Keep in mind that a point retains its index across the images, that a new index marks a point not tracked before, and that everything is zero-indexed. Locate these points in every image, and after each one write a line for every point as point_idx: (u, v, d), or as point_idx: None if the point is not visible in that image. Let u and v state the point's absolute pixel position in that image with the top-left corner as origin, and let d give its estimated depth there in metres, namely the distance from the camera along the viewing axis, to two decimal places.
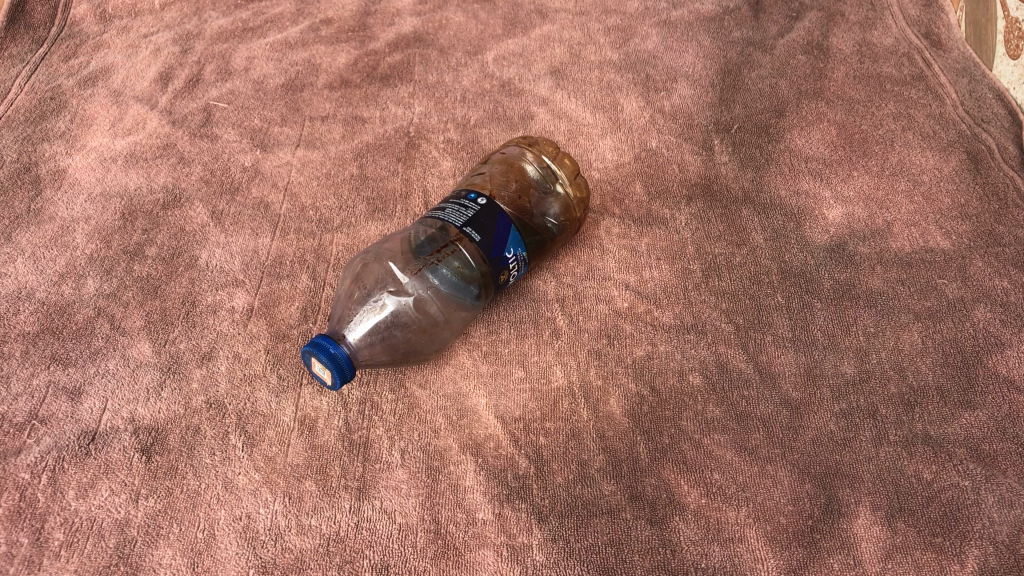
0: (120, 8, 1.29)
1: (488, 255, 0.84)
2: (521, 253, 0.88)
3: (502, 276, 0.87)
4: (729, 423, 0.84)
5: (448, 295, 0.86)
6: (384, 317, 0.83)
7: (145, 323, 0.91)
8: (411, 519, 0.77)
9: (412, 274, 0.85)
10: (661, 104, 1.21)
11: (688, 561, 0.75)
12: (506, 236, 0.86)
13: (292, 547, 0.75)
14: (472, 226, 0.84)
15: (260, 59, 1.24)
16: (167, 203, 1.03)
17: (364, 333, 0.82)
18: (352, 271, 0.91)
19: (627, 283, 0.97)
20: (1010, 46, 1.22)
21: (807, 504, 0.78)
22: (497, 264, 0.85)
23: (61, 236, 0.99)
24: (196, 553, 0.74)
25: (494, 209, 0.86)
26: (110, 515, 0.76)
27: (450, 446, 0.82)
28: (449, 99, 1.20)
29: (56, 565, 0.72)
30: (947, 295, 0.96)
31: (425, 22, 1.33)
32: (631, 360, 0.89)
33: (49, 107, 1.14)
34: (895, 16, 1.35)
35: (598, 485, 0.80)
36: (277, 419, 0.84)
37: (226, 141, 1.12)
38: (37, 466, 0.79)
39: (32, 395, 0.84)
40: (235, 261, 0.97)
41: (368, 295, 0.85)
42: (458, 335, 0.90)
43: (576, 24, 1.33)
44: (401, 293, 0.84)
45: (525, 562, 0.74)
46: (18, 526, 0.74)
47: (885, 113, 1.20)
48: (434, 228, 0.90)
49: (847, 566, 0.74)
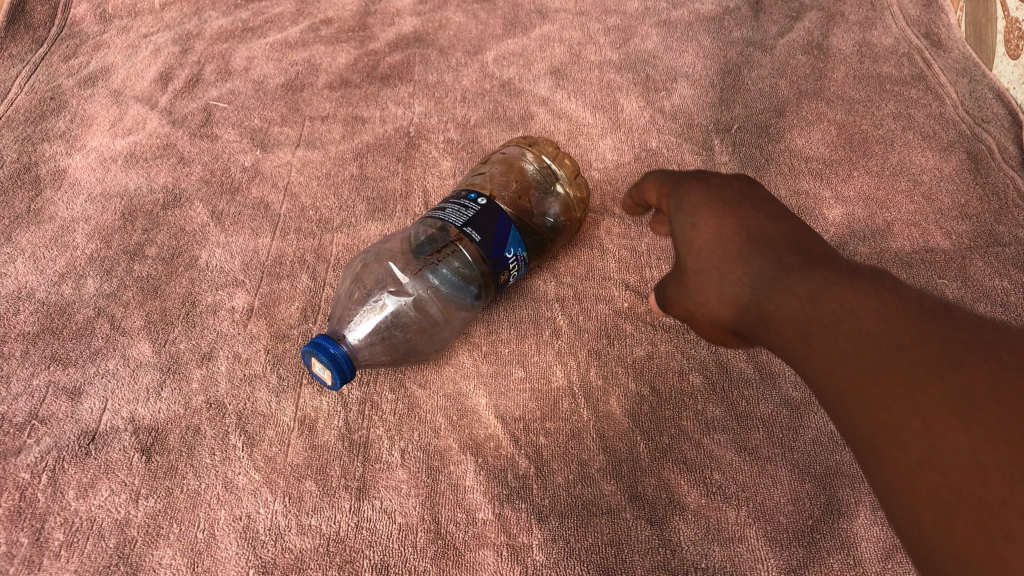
0: (120, 8, 1.29)
1: (486, 254, 0.84)
2: (521, 253, 0.88)
3: (502, 276, 0.86)
4: (729, 423, 0.84)
5: (448, 295, 0.86)
6: (384, 318, 0.83)
7: (144, 323, 0.91)
8: (411, 519, 0.77)
9: (413, 274, 0.86)
10: (661, 104, 1.21)
11: (688, 561, 0.75)
12: (506, 236, 0.85)
13: (293, 547, 0.75)
14: (472, 226, 0.83)
15: (260, 59, 1.24)
16: (168, 203, 1.03)
17: (364, 333, 0.83)
18: (352, 271, 0.91)
19: (627, 282, 0.97)
20: (1010, 45, 1.22)
21: (807, 504, 0.78)
22: (497, 264, 0.85)
23: (61, 236, 0.99)
24: (196, 553, 0.74)
25: (495, 209, 0.85)
26: (110, 515, 0.76)
27: (450, 446, 0.82)
28: (449, 99, 1.20)
29: (57, 565, 0.73)
30: (947, 295, 0.96)
31: (425, 22, 1.32)
32: (631, 360, 0.89)
33: (49, 107, 1.14)
34: (895, 15, 1.34)
35: (598, 485, 0.80)
36: (277, 418, 0.84)
37: (226, 141, 1.12)
38: (37, 466, 0.79)
39: (32, 395, 0.84)
40: (234, 261, 0.97)
41: (368, 295, 0.85)
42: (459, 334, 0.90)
43: (576, 24, 1.33)
44: (401, 293, 0.84)
45: (525, 562, 0.75)
46: (18, 525, 0.75)
47: (885, 113, 1.20)
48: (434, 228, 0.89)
49: (847, 566, 0.75)
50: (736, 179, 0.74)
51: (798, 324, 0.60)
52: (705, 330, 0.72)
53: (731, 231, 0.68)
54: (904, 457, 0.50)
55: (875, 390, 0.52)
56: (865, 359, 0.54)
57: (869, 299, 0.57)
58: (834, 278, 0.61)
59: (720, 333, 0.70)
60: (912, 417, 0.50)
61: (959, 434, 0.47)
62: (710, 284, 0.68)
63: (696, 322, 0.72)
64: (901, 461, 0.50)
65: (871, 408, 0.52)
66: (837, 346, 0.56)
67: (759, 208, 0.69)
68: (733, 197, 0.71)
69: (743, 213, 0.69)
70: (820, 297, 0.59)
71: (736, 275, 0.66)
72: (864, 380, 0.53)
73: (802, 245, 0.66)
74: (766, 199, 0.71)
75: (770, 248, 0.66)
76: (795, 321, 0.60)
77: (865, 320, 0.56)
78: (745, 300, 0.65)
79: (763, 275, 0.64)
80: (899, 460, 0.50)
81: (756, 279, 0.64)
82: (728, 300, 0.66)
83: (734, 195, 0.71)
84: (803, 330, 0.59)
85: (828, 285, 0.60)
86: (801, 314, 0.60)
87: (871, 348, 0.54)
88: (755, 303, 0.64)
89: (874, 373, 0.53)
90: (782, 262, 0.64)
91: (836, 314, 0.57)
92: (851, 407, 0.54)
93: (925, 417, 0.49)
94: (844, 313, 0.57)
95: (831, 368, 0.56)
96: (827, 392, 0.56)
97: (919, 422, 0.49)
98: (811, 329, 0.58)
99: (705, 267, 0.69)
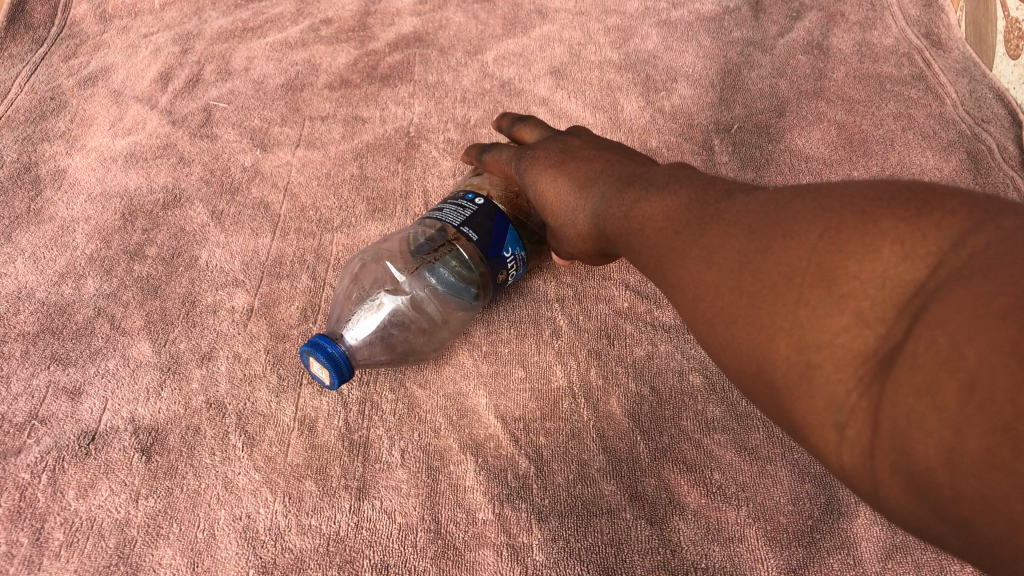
0: (120, 8, 1.29)
1: (484, 254, 0.83)
2: (519, 252, 0.88)
3: (501, 275, 0.86)
4: (728, 423, 0.84)
5: (446, 295, 0.85)
6: (383, 316, 0.83)
7: (144, 323, 0.91)
8: (411, 519, 0.77)
9: (410, 273, 0.85)
10: (661, 104, 1.21)
11: (688, 561, 0.75)
12: (504, 236, 0.85)
13: (292, 547, 0.75)
14: (469, 226, 0.82)
15: (260, 59, 1.24)
16: (168, 203, 1.03)
17: (363, 332, 0.83)
18: (350, 271, 0.92)
19: (627, 282, 0.97)
20: (1010, 45, 1.22)
21: (807, 504, 0.79)
22: (496, 264, 0.84)
23: (62, 236, 0.99)
24: (196, 553, 0.74)
25: (492, 209, 0.85)
26: (110, 515, 0.76)
27: (450, 446, 0.82)
28: (449, 99, 1.20)
29: (56, 565, 0.73)
30: None
31: (425, 22, 1.32)
32: (631, 360, 0.89)
33: (49, 107, 1.14)
34: (895, 16, 1.34)
35: (598, 485, 0.80)
36: (277, 418, 0.84)
37: (226, 141, 1.12)
38: (36, 466, 0.79)
39: (32, 395, 0.84)
40: (234, 261, 0.97)
41: (366, 295, 0.86)
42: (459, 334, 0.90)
43: (576, 25, 1.33)
44: (398, 292, 0.84)
45: (525, 562, 0.75)
46: (17, 525, 0.75)
47: (885, 113, 1.20)
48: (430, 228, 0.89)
49: (848, 566, 0.75)
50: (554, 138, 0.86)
51: (660, 249, 0.63)
52: (591, 258, 0.83)
53: (564, 183, 0.79)
54: (729, 352, 0.55)
55: (708, 298, 0.57)
56: (700, 270, 0.58)
57: (711, 219, 0.60)
58: (685, 204, 0.64)
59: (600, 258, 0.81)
60: (733, 320, 0.55)
61: (767, 332, 0.52)
62: (572, 231, 0.79)
63: (581, 257, 0.83)
64: (728, 355, 0.56)
65: (707, 314, 0.57)
66: (685, 264, 0.60)
67: (577, 154, 0.81)
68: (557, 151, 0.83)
69: (569, 163, 0.80)
70: (679, 227, 0.62)
71: (580, 218, 0.77)
72: (699, 291, 0.58)
73: (619, 175, 0.75)
74: (579, 145, 0.83)
75: (646, 189, 0.70)
76: (656, 247, 0.64)
77: (709, 238, 0.59)
78: (624, 239, 0.70)
79: (599, 211, 0.74)
80: (728, 356, 0.56)
81: (596, 217, 0.74)
82: (586, 238, 0.78)
83: (558, 151, 0.83)
84: (665, 256, 0.62)
85: (681, 214, 0.63)
86: (661, 240, 0.63)
87: (707, 261, 0.58)
88: (626, 240, 0.69)
89: (710, 286, 0.57)
90: (603, 196, 0.74)
91: (686, 241, 0.61)
92: (690, 315, 0.59)
93: (742, 318, 0.54)
94: (691, 236, 0.60)
95: (679, 285, 0.60)
96: (676, 302, 0.61)
97: (741, 324, 0.54)
98: (668, 252, 0.62)
99: (562, 220, 0.79)
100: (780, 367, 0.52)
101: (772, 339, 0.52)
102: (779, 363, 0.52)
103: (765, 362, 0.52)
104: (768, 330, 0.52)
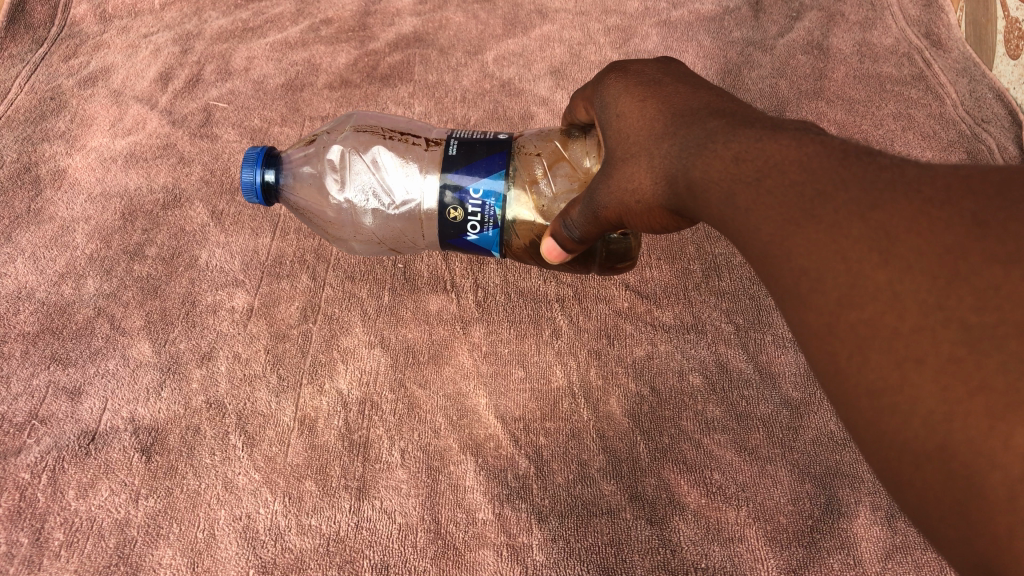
0: (120, 7, 1.28)
1: (442, 172, 0.79)
2: (489, 203, 0.78)
3: (450, 213, 0.79)
4: (729, 423, 0.84)
5: (364, 184, 0.85)
6: (306, 178, 0.86)
7: (144, 322, 0.91)
8: (411, 519, 0.78)
9: (352, 151, 0.86)
10: None
11: (688, 561, 0.76)
12: (484, 175, 0.78)
13: (292, 547, 0.76)
14: (460, 144, 0.80)
15: (260, 59, 1.24)
16: (168, 203, 1.03)
17: (292, 171, 0.86)
18: (337, 121, 0.93)
19: (627, 281, 0.95)
20: (1010, 45, 1.22)
21: (807, 504, 0.79)
22: (449, 195, 0.79)
23: (61, 236, 0.99)
24: (196, 553, 0.75)
25: (496, 147, 0.79)
26: (110, 515, 0.77)
27: (450, 446, 0.82)
28: (449, 99, 1.20)
29: (56, 565, 0.74)
30: None
31: (425, 22, 1.31)
32: (631, 360, 0.89)
33: (49, 107, 1.14)
34: (895, 16, 1.33)
35: (598, 485, 0.80)
36: (277, 418, 0.84)
37: (226, 141, 1.12)
38: (36, 466, 0.79)
39: (32, 395, 0.85)
40: (234, 261, 0.97)
41: (327, 142, 0.88)
42: (363, 232, 0.88)
43: (576, 25, 1.32)
44: (333, 165, 0.86)
45: (525, 562, 0.76)
46: (17, 525, 0.76)
47: (886, 112, 1.20)
48: (433, 138, 0.88)
49: (847, 566, 0.76)
50: (653, 63, 0.72)
51: (787, 217, 0.50)
52: (643, 217, 0.65)
53: (655, 110, 0.64)
54: (890, 400, 0.44)
55: (871, 310, 0.45)
56: (869, 267, 0.45)
57: (891, 187, 0.47)
58: (839, 158, 0.50)
59: (659, 215, 0.63)
60: (919, 359, 0.42)
61: (988, 399, 0.40)
62: (641, 166, 0.62)
63: (631, 213, 0.65)
64: (885, 402, 0.44)
65: (855, 333, 0.45)
66: (835, 247, 0.47)
67: (680, 83, 0.67)
68: (651, 78, 0.69)
69: (664, 91, 0.66)
70: (827, 186, 0.49)
71: (664, 148, 0.61)
72: (856, 297, 0.45)
73: (734, 113, 0.60)
74: (687, 75, 0.70)
75: (776, 132, 0.55)
76: (777, 212, 0.51)
77: (889, 216, 0.45)
78: (721, 190, 0.55)
79: (691, 150, 0.58)
80: (883, 402, 0.44)
81: (687, 150, 0.59)
82: (659, 177, 0.61)
83: (654, 77, 0.69)
84: (794, 224, 0.49)
85: (833, 170, 0.49)
86: (794, 201, 0.50)
87: (885, 253, 0.45)
88: (724, 191, 0.54)
89: (882, 292, 0.44)
90: (708, 126, 0.59)
91: (838, 211, 0.47)
92: (828, 326, 0.47)
93: (943, 359, 0.42)
94: (853, 207, 0.47)
95: (816, 273, 0.48)
96: (799, 296, 0.49)
97: (934, 369, 0.42)
98: (801, 223, 0.49)
99: (635, 152, 0.64)
100: (983, 456, 0.40)
101: (999, 415, 0.39)
102: (992, 450, 0.39)
103: (964, 442, 0.40)
104: (997, 398, 0.40)
